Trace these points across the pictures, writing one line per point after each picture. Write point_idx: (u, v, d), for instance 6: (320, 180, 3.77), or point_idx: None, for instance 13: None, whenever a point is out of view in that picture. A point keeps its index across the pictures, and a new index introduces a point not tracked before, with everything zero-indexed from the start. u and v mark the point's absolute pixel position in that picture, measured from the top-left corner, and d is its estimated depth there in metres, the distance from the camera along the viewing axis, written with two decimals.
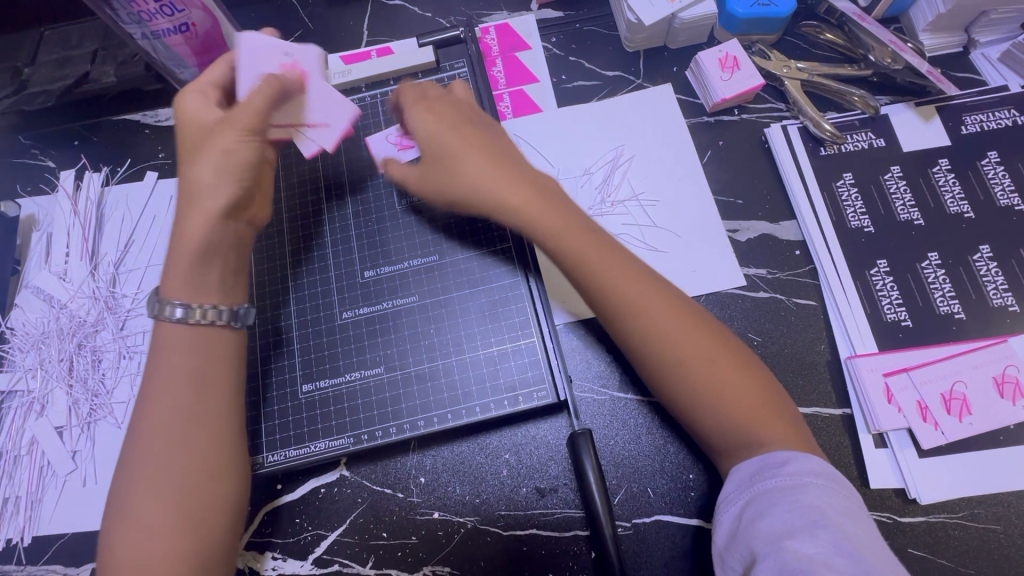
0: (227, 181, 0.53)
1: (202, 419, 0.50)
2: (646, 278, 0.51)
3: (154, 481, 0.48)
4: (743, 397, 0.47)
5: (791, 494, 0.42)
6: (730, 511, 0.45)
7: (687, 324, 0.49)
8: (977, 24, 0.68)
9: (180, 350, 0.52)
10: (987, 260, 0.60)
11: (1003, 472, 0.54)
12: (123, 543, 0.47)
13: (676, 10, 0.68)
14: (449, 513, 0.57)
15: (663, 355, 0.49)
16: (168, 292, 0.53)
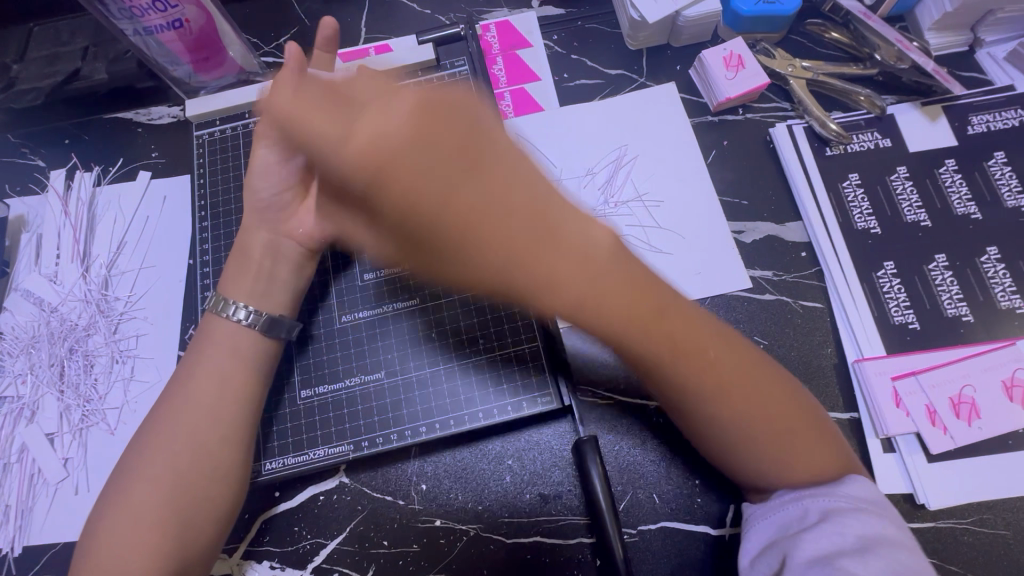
0: (271, 188, 0.58)
1: (216, 416, 0.51)
2: (626, 276, 0.38)
3: (157, 470, 0.49)
4: (802, 450, 0.44)
5: (846, 516, 0.41)
6: (775, 517, 0.44)
7: (721, 383, 0.43)
8: (983, 24, 0.68)
9: (220, 348, 0.54)
10: (995, 261, 0.60)
11: (1012, 476, 0.53)
12: (110, 529, 0.47)
13: (680, 8, 0.67)
14: (451, 520, 0.56)
15: (710, 402, 0.43)
16: (226, 293, 0.56)
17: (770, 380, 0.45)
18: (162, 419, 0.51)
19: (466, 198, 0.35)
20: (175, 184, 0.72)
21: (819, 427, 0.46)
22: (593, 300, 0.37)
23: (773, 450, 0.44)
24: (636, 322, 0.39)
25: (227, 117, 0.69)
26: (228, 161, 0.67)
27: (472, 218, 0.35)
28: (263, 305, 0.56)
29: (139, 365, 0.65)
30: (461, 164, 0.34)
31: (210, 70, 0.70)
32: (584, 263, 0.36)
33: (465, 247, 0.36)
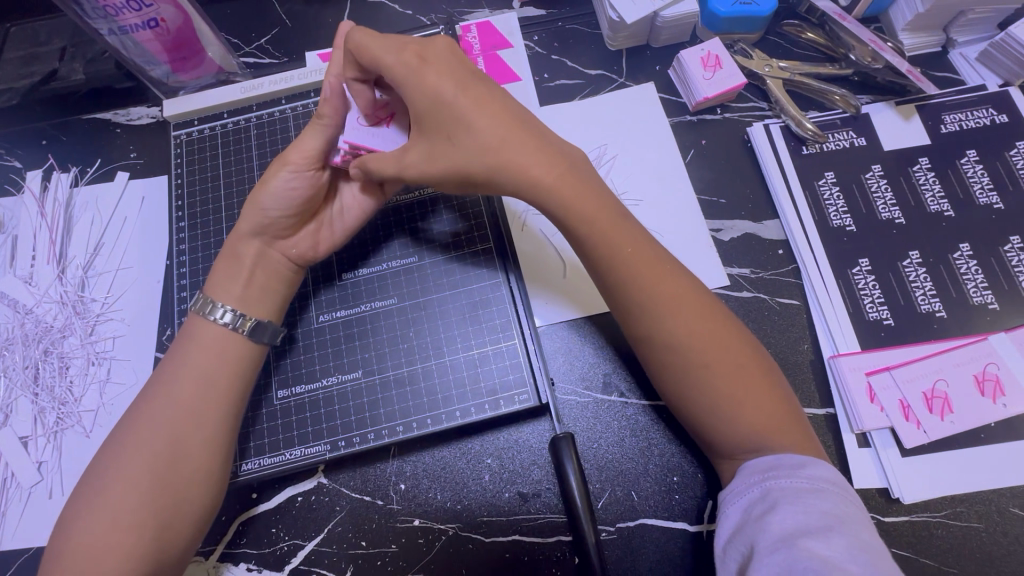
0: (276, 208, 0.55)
1: (200, 420, 0.50)
2: (590, 185, 0.50)
3: (133, 471, 0.48)
4: (756, 408, 0.46)
5: (810, 497, 0.41)
6: (739, 504, 0.44)
7: (703, 317, 0.48)
8: (955, 25, 0.69)
9: (202, 348, 0.53)
10: (967, 258, 0.61)
11: (984, 469, 0.54)
12: (81, 531, 0.46)
13: (658, 9, 0.68)
14: (430, 519, 0.56)
15: (675, 333, 0.47)
16: (211, 294, 0.55)
17: (732, 333, 0.48)
18: (141, 420, 0.50)
19: (478, 95, 0.49)
20: (153, 185, 0.72)
21: (778, 395, 0.47)
22: (563, 183, 0.48)
23: (723, 404, 0.46)
24: (597, 226, 0.49)
25: (205, 117, 0.69)
26: (206, 161, 0.67)
27: (480, 109, 0.48)
28: (249, 310, 0.55)
29: (115, 368, 0.64)
30: (476, 82, 0.49)
31: (188, 70, 0.69)
32: (559, 162, 0.49)
33: (467, 121, 0.48)
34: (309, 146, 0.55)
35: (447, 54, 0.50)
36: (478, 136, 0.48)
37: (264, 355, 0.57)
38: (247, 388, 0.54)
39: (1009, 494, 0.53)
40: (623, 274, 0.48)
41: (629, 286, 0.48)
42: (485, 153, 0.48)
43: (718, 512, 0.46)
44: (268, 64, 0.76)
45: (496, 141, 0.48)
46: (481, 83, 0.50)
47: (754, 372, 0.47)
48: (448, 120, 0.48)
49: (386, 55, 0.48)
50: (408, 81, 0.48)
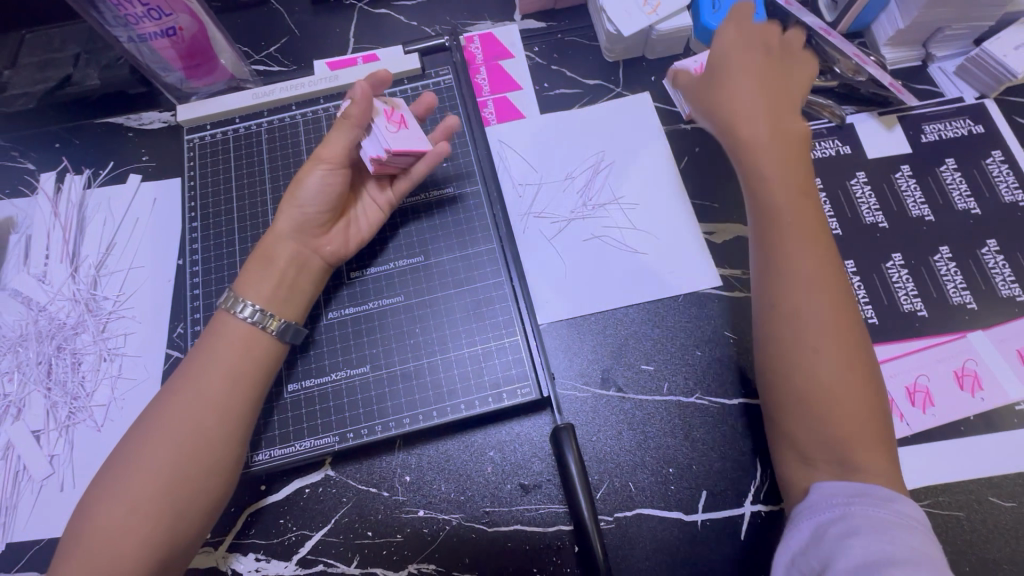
0: (315, 206, 0.58)
1: (220, 412, 0.52)
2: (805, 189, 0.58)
3: (156, 463, 0.49)
4: (860, 411, 0.49)
5: (896, 529, 0.43)
6: (814, 519, 0.47)
7: (834, 318, 0.52)
8: (934, 40, 0.72)
9: (226, 344, 0.54)
10: (947, 260, 0.64)
11: (965, 460, 0.57)
12: (101, 517, 0.48)
13: (654, 23, 0.71)
14: (434, 510, 0.58)
15: (806, 313, 0.52)
16: (237, 291, 0.56)
17: (853, 336, 0.51)
18: (165, 409, 0.51)
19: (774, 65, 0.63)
20: (164, 187, 0.74)
21: (879, 415, 0.50)
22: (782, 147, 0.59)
23: (825, 399, 0.50)
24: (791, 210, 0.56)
25: (217, 122, 0.71)
26: (218, 164, 0.69)
27: (769, 97, 0.61)
28: (274, 308, 0.56)
29: (127, 363, 0.66)
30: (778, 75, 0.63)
31: (202, 77, 0.72)
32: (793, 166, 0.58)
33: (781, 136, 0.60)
34: (341, 145, 0.57)
35: (791, 88, 0.63)
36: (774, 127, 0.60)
37: (285, 352, 0.58)
38: (266, 386, 0.56)
39: (988, 483, 0.56)
40: (788, 244, 0.55)
41: (789, 255, 0.54)
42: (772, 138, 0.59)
43: (786, 524, 0.49)
44: (278, 72, 0.79)
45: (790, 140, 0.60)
46: (787, 83, 0.63)
47: (864, 381, 0.50)
48: (771, 105, 0.61)
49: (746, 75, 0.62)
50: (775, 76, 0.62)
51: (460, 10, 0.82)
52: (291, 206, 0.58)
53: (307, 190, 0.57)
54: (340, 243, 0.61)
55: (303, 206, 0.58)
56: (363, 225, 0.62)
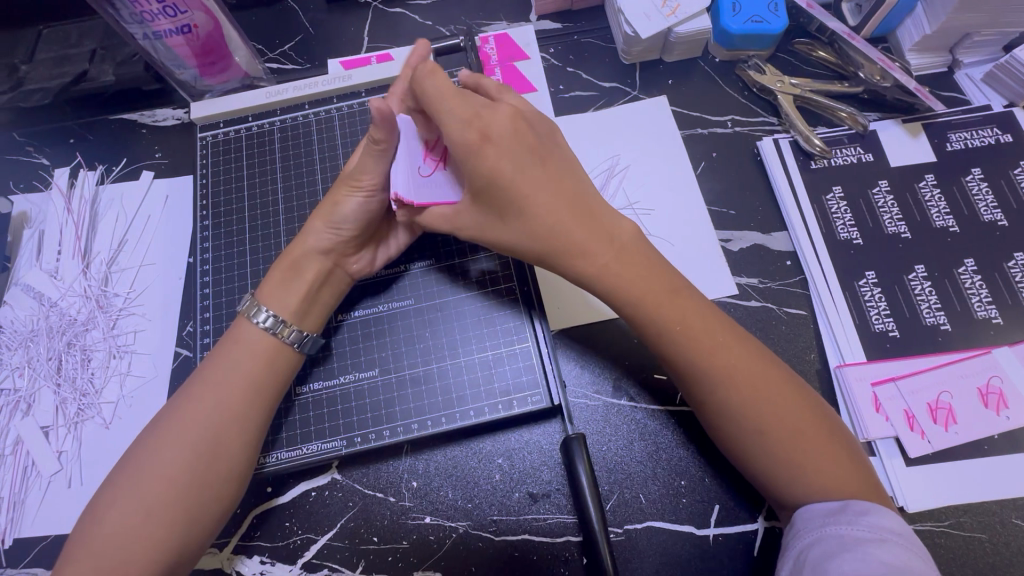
0: (348, 229, 0.57)
1: (235, 422, 0.51)
2: (642, 259, 0.52)
3: (170, 470, 0.49)
4: (847, 471, 0.46)
5: (870, 545, 0.42)
6: (795, 547, 0.46)
7: (797, 407, 0.48)
8: (962, 46, 0.71)
9: (246, 353, 0.54)
10: (972, 273, 0.62)
11: (988, 480, 0.55)
12: (112, 520, 0.47)
13: (672, 25, 0.70)
14: (440, 517, 0.57)
15: (739, 408, 0.48)
16: (259, 298, 0.56)
17: (798, 396, 0.48)
18: (178, 416, 0.51)
19: (531, 170, 0.50)
20: (177, 184, 0.74)
21: (852, 459, 0.47)
22: (569, 231, 0.50)
23: (789, 464, 0.47)
24: (644, 291, 0.50)
25: (232, 119, 0.71)
26: (232, 163, 0.69)
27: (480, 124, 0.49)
28: (294, 320, 0.55)
29: (136, 361, 0.66)
30: (537, 168, 0.51)
31: (216, 74, 0.72)
32: (609, 244, 0.51)
33: (522, 203, 0.50)
34: (375, 173, 0.55)
35: (511, 132, 0.50)
36: (533, 218, 0.50)
37: (300, 364, 0.57)
38: (279, 397, 0.55)
39: (1011, 505, 0.54)
40: (725, 368, 0.48)
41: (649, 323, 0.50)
42: (536, 237, 0.51)
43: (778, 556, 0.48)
44: (292, 70, 0.78)
45: (580, 244, 0.50)
46: (542, 163, 0.51)
47: (822, 434, 0.47)
48: (501, 199, 0.50)
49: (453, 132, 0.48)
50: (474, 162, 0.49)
51: (475, 10, 0.81)
52: (323, 226, 0.57)
53: (343, 212, 0.57)
54: (368, 262, 0.60)
55: (333, 227, 0.57)
56: (392, 243, 0.61)
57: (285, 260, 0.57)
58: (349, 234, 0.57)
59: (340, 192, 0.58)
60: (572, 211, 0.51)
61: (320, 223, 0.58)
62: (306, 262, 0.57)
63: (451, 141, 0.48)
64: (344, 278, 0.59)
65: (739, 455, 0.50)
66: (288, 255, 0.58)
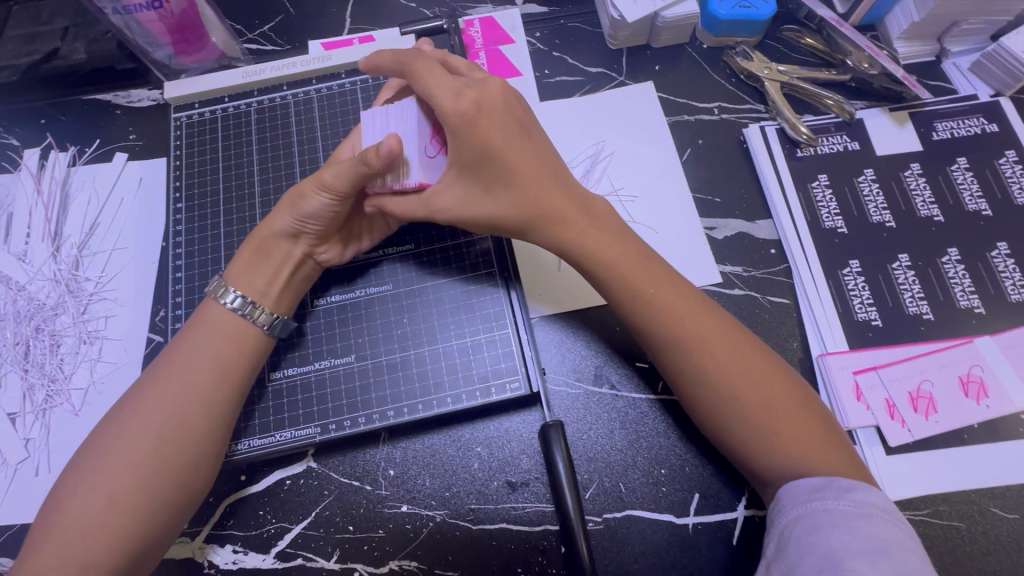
0: (313, 225, 0.55)
1: (202, 407, 0.50)
2: (615, 230, 0.53)
3: (135, 455, 0.47)
4: (831, 450, 0.46)
5: (857, 519, 0.41)
6: (779, 523, 0.45)
7: (779, 389, 0.47)
8: (949, 34, 0.70)
9: (214, 336, 0.52)
10: (955, 262, 0.62)
11: (968, 469, 0.55)
12: (74, 507, 0.46)
13: (659, 9, 0.69)
14: (417, 506, 0.56)
15: (721, 376, 0.48)
16: (228, 278, 0.55)
17: (780, 377, 0.48)
18: (143, 400, 0.50)
19: (517, 144, 0.52)
20: (152, 167, 0.72)
21: (823, 427, 0.47)
22: (551, 203, 0.52)
23: (768, 430, 0.46)
24: (618, 257, 0.52)
25: (206, 100, 0.69)
26: (207, 144, 0.67)
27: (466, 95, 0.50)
28: (263, 301, 0.54)
29: (107, 347, 0.64)
30: (519, 142, 0.52)
31: (192, 53, 0.70)
32: (585, 214, 0.53)
33: (510, 174, 0.51)
34: (347, 181, 0.52)
35: (500, 103, 0.51)
36: (517, 190, 0.52)
37: (272, 348, 0.56)
38: (250, 382, 0.54)
39: (990, 494, 0.54)
40: (705, 348, 0.48)
41: (626, 286, 0.51)
42: (520, 208, 0.52)
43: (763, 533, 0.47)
44: (271, 51, 0.76)
45: (562, 214, 0.52)
46: (526, 137, 0.53)
47: (798, 405, 0.47)
48: (489, 171, 0.51)
49: (444, 101, 0.49)
50: (467, 131, 0.49)
51: None
52: (289, 214, 0.54)
53: (309, 208, 0.54)
54: (338, 253, 0.58)
55: (300, 220, 0.54)
56: (366, 238, 0.59)
57: (251, 246, 0.55)
58: (316, 230, 0.55)
59: (308, 185, 0.54)
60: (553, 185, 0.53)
61: (285, 214, 0.55)
62: (272, 251, 0.55)
63: (442, 109, 0.49)
64: (314, 266, 0.58)
65: (725, 442, 0.49)
66: (253, 242, 0.55)
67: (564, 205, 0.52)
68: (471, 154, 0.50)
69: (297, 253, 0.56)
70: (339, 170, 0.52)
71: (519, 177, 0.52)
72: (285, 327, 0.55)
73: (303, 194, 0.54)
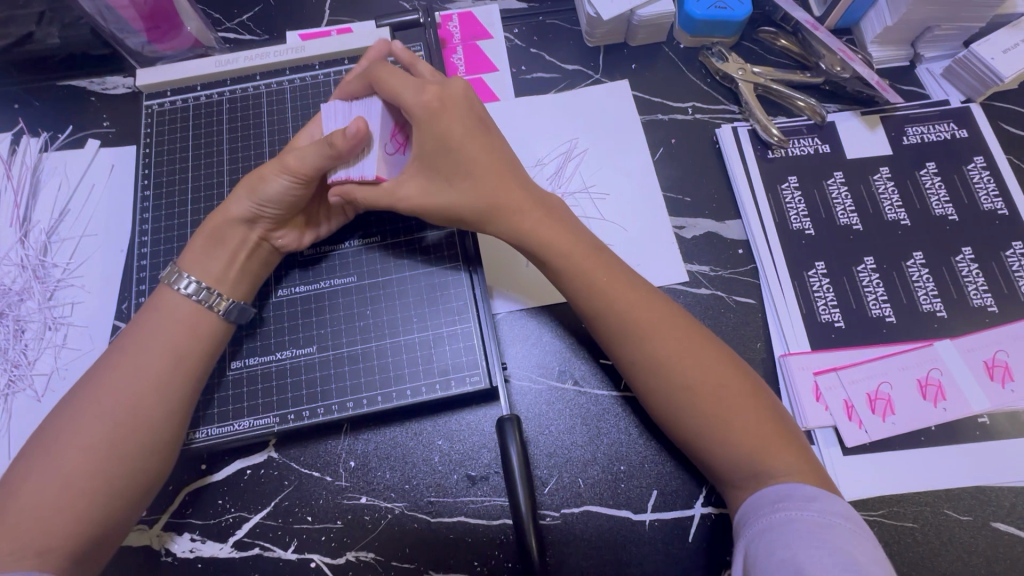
0: (274, 210, 0.55)
1: (161, 393, 0.50)
2: (567, 224, 0.54)
3: (90, 441, 0.47)
4: (784, 450, 0.47)
5: (820, 529, 0.41)
6: (747, 536, 0.45)
7: (735, 390, 0.48)
8: (923, 40, 0.70)
9: (172, 323, 0.52)
10: (920, 266, 0.62)
11: (924, 471, 0.55)
12: (27, 492, 0.46)
13: (635, 7, 0.69)
14: (377, 497, 0.56)
15: (666, 361, 0.49)
16: (181, 264, 0.55)
17: (738, 379, 0.49)
18: (100, 386, 0.49)
19: (478, 140, 0.53)
20: (124, 154, 0.71)
21: (776, 426, 0.48)
22: (506, 196, 0.53)
23: (721, 430, 0.47)
24: (569, 247, 0.52)
25: (179, 89, 0.69)
26: (178, 132, 0.67)
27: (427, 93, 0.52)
28: (218, 287, 0.54)
29: (72, 333, 0.64)
30: (479, 138, 0.53)
31: (165, 41, 0.70)
32: (540, 209, 0.53)
33: (467, 166, 0.52)
34: (308, 166, 0.52)
35: (462, 100, 0.54)
36: (476, 181, 0.53)
37: (230, 335, 0.56)
38: (209, 369, 0.54)
39: (945, 496, 0.55)
40: (660, 347, 0.49)
41: (576, 278, 0.52)
42: (478, 199, 0.53)
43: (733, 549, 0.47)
44: (249, 41, 0.76)
45: (515, 205, 0.53)
46: (486, 134, 0.54)
47: (753, 405, 0.48)
48: (448, 162, 0.52)
49: (408, 94, 0.52)
50: (428, 122, 0.51)
51: None
52: (247, 197, 0.55)
53: (269, 192, 0.54)
54: (296, 239, 0.58)
55: (260, 204, 0.55)
56: (323, 225, 0.59)
57: (208, 231, 0.55)
58: (275, 215, 0.55)
59: (269, 169, 0.54)
60: (510, 180, 0.54)
61: (244, 198, 0.55)
62: (229, 235, 0.55)
63: (406, 104, 0.52)
64: (271, 251, 0.58)
65: (683, 440, 0.50)
66: (210, 225, 0.55)
67: (520, 198, 0.53)
68: (431, 145, 0.52)
69: (257, 236, 0.56)
70: (300, 155, 0.52)
71: (475, 170, 0.53)
72: (239, 310, 0.55)
73: (263, 178, 0.55)
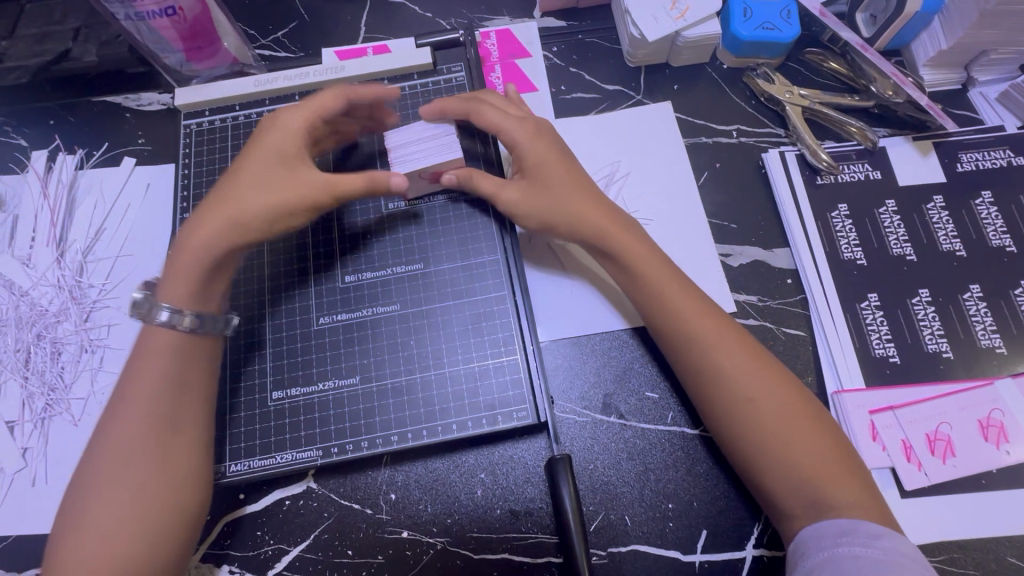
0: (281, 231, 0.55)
1: (174, 425, 0.49)
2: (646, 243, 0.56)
3: (124, 487, 0.47)
4: (856, 489, 0.45)
5: (885, 568, 0.41)
6: (803, 567, 0.44)
7: (802, 420, 0.47)
8: (978, 63, 0.68)
9: (175, 355, 0.51)
10: (977, 300, 0.60)
11: (985, 515, 0.53)
12: (75, 547, 0.45)
13: (680, 28, 0.68)
14: (419, 532, 0.55)
15: (731, 372, 0.49)
16: (166, 296, 0.50)
17: (801, 411, 0.48)
18: (116, 433, 0.48)
19: (567, 162, 0.57)
20: (160, 172, 0.71)
21: (845, 457, 0.47)
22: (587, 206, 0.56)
23: (798, 470, 0.46)
24: (650, 268, 0.54)
25: (217, 108, 0.68)
26: (216, 152, 0.66)
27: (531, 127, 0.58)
28: (216, 310, 0.53)
29: (108, 356, 0.63)
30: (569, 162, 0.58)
31: (204, 59, 0.68)
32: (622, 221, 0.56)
33: (556, 185, 0.56)
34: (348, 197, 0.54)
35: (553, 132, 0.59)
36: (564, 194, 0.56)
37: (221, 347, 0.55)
38: (213, 392, 0.53)
39: (1007, 542, 0.53)
40: (733, 372, 0.49)
41: (653, 291, 0.53)
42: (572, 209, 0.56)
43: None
44: (284, 58, 0.75)
45: (598, 228, 0.55)
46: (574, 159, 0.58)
47: (824, 439, 0.47)
48: (546, 177, 0.56)
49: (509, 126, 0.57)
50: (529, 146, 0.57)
51: (477, 4, 0.78)
52: (263, 225, 0.52)
53: (292, 221, 0.54)
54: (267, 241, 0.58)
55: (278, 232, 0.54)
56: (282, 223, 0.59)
57: (201, 253, 0.51)
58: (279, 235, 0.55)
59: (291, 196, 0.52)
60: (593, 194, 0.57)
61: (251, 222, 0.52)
62: (233, 257, 0.53)
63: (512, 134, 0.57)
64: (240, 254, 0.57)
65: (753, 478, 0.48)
66: (207, 248, 0.51)
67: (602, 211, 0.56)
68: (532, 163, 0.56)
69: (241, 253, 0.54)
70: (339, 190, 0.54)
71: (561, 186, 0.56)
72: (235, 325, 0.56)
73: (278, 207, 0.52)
